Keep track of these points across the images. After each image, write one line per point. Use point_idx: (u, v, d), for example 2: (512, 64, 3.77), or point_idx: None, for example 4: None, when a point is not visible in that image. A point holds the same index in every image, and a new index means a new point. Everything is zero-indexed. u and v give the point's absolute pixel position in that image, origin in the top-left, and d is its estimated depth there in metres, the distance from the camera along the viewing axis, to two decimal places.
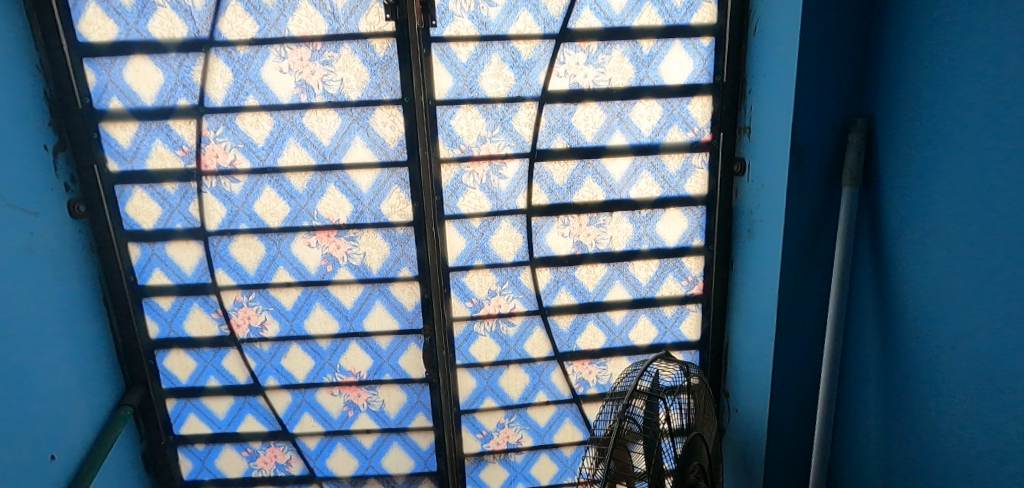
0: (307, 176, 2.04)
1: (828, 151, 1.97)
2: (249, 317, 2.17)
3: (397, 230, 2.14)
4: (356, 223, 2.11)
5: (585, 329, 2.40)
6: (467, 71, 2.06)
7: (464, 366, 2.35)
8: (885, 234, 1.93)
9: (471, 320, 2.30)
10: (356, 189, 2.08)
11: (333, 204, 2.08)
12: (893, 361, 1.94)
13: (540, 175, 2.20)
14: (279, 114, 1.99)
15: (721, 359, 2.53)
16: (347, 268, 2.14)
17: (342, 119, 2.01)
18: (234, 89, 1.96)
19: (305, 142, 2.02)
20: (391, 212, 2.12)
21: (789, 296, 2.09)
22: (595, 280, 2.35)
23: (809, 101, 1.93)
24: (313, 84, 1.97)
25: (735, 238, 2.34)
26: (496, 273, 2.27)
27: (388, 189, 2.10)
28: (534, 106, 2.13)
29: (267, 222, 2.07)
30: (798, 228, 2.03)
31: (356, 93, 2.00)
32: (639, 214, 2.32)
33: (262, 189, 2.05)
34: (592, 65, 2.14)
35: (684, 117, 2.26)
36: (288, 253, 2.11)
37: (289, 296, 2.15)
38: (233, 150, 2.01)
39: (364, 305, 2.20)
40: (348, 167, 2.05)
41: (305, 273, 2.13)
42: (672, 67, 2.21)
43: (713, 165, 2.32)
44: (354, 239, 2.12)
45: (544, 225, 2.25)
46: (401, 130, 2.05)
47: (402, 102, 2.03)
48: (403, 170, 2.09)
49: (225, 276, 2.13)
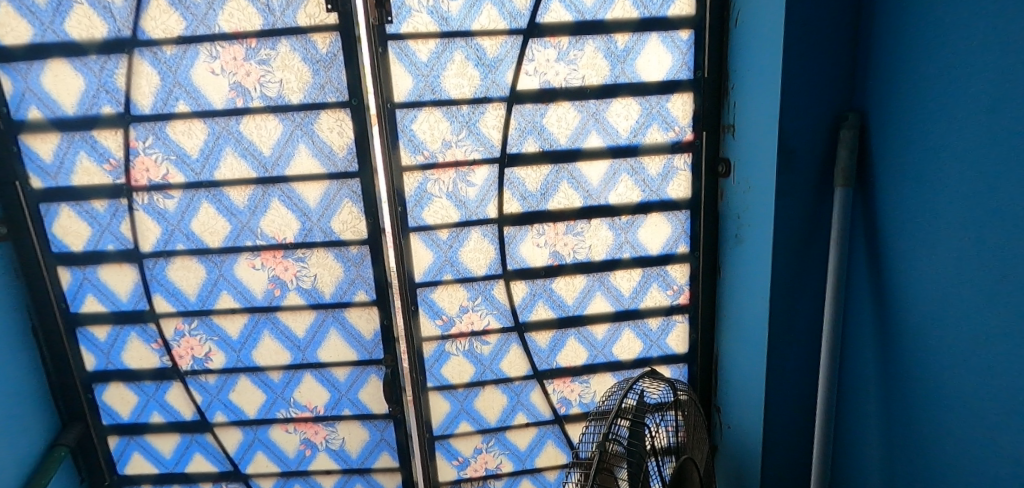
0: (247, 190, 1.85)
1: (817, 150, 1.82)
2: (192, 348, 1.96)
3: (351, 249, 1.94)
4: (304, 241, 1.91)
5: (565, 345, 2.23)
6: (428, 71, 1.87)
7: (436, 389, 2.15)
8: (882, 237, 1.77)
9: (442, 339, 2.11)
10: (304, 205, 1.89)
11: (278, 221, 1.89)
12: (893, 374, 1.79)
13: (512, 181, 2.01)
14: (214, 121, 1.79)
15: (711, 372, 2.37)
16: (297, 292, 1.95)
17: (284, 126, 1.82)
18: (163, 94, 1.76)
19: (244, 152, 1.82)
20: (342, 229, 1.92)
21: (781, 307, 1.94)
22: (574, 292, 2.18)
23: (797, 96, 1.78)
24: (250, 87, 1.78)
25: (722, 244, 2.18)
26: (468, 287, 2.08)
27: (338, 203, 1.91)
28: (502, 107, 1.95)
29: (207, 242, 1.87)
30: (789, 233, 1.88)
31: (298, 97, 1.81)
32: (619, 221, 2.15)
33: (199, 205, 1.84)
34: (563, 62, 1.97)
35: (664, 116, 2.10)
36: (230, 275, 1.91)
37: (235, 324, 1.95)
38: (165, 163, 1.81)
39: (318, 332, 2.00)
40: (293, 180, 1.86)
41: (251, 298, 1.93)
42: (649, 62, 2.04)
43: (696, 167, 2.15)
44: (303, 260, 1.93)
45: (517, 235, 2.07)
46: (351, 137, 1.86)
47: (350, 105, 1.83)
48: (354, 182, 1.90)
49: (163, 302, 1.91)
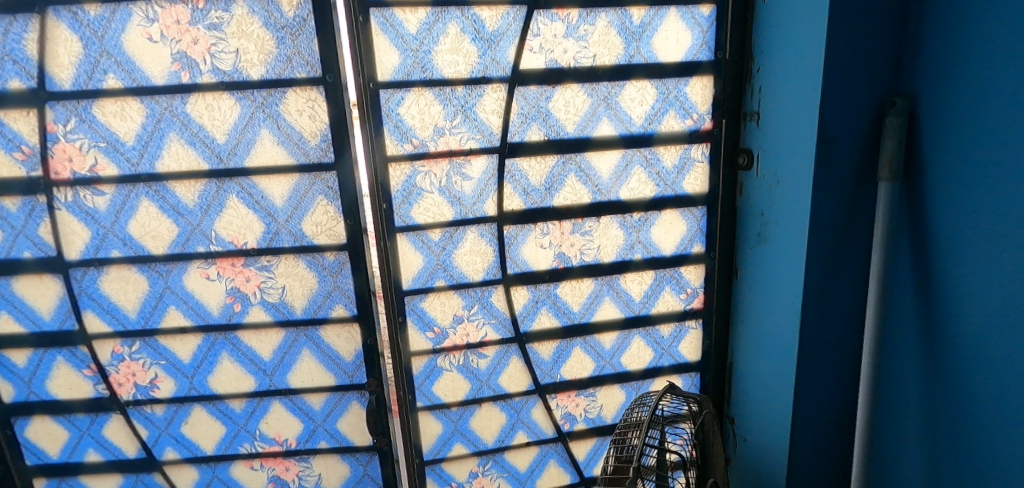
0: (197, 186, 1.53)
1: (855, 140, 1.49)
2: (133, 375, 1.64)
3: (327, 256, 1.65)
4: (270, 246, 1.61)
5: (570, 356, 1.94)
6: (418, 45, 1.57)
7: (427, 409, 1.87)
8: (932, 250, 1.44)
9: (433, 353, 1.83)
10: (268, 203, 1.58)
11: (237, 223, 1.58)
12: (944, 416, 1.47)
13: (512, 174, 1.72)
14: (154, 101, 1.46)
15: (725, 380, 2.01)
16: (261, 307, 1.65)
17: (242, 107, 1.51)
18: (87, 66, 1.42)
19: (192, 139, 1.50)
20: (315, 232, 1.63)
21: (811, 328, 1.62)
22: (581, 298, 1.89)
23: (838, 76, 1.45)
24: (199, 59, 1.46)
25: (740, 245, 1.87)
26: (463, 295, 1.80)
27: (310, 201, 1.61)
28: (502, 88, 1.65)
29: (149, 248, 1.55)
30: (824, 239, 1.56)
31: (258, 71, 1.49)
32: (630, 218, 1.83)
33: (136, 203, 1.52)
34: (572, 38, 1.65)
35: (681, 101, 1.75)
36: (179, 288, 1.59)
37: (186, 346, 1.64)
38: (92, 151, 1.47)
39: (288, 353, 1.70)
40: (253, 173, 1.55)
41: (205, 315, 1.62)
42: (667, 41, 1.70)
43: (713, 159, 1.82)
44: (268, 269, 1.63)
45: (518, 235, 1.78)
46: (325, 121, 1.56)
47: (324, 83, 1.53)
48: (329, 176, 1.60)
49: (96, 321, 1.59)
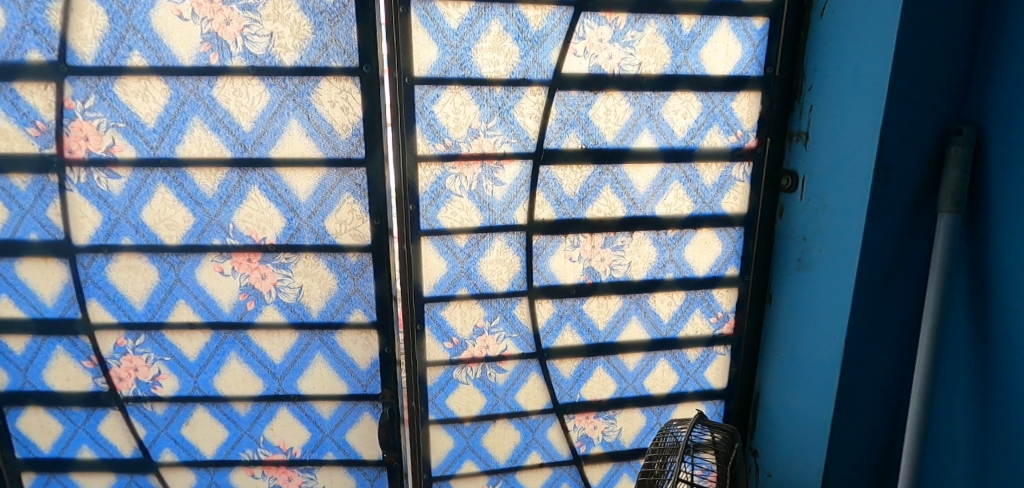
0: (217, 174, 1.45)
1: (915, 167, 1.40)
2: (135, 370, 1.56)
3: (349, 257, 1.57)
4: (290, 243, 1.53)
5: (591, 375, 1.85)
6: (458, 41, 1.50)
7: (439, 422, 1.78)
8: (993, 291, 1.34)
9: (450, 365, 1.74)
10: (292, 197, 1.50)
11: (256, 216, 1.50)
12: (999, 470, 1.36)
13: (546, 182, 1.64)
14: (179, 82, 1.39)
15: (749, 409, 1.91)
16: (276, 306, 1.57)
17: (272, 94, 1.43)
18: (112, 41, 1.35)
19: (216, 124, 1.43)
20: (338, 231, 1.55)
21: (853, 364, 1.53)
22: (607, 316, 1.80)
23: (901, 99, 1.36)
24: (230, 41, 1.38)
25: (777, 271, 1.77)
26: (485, 305, 1.72)
27: (335, 198, 1.53)
28: (542, 92, 1.57)
29: (162, 237, 1.47)
30: (873, 270, 1.47)
31: (292, 57, 1.42)
32: (665, 236, 1.75)
33: (153, 189, 1.44)
34: (618, 44, 1.57)
35: (726, 116, 1.67)
36: (190, 281, 1.51)
37: (193, 342, 1.56)
38: (110, 131, 1.40)
39: (300, 357, 1.62)
40: (278, 164, 1.47)
41: (216, 312, 1.54)
42: (716, 52, 1.61)
43: (755, 179, 1.73)
44: (286, 266, 1.55)
45: (547, 246, 1.70)
46: (358, 114, 1.48)
47: (359, 73, 1.46)
48: (357, 172, 1.52)
49: (101, 311, 1.50)
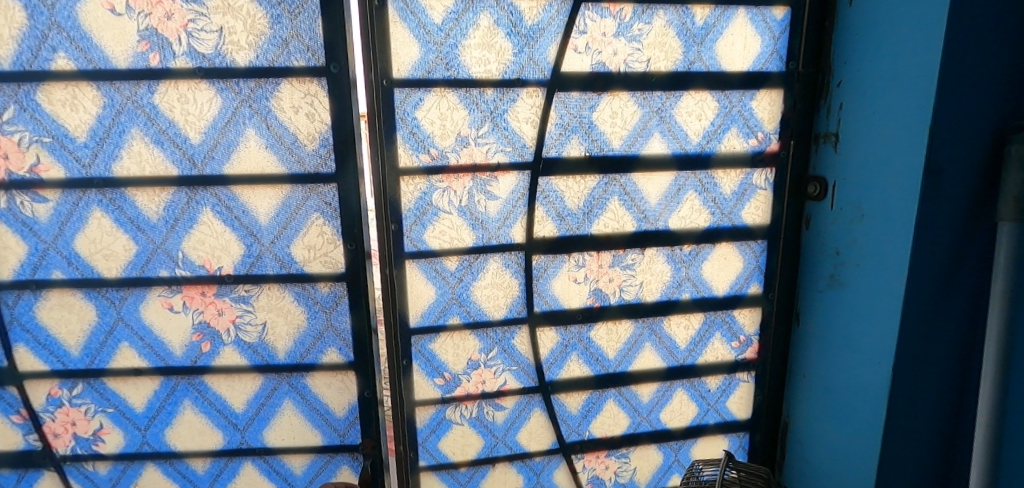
0: (162, 197, 1.30)
1: (971, 172, 1.22)
2: (72, 424, 1.41)
3: (319, 288, 1.40)
4: (251, 273, 1.37)
5: (601, 410, 1.65)
6: (443, 38, 1.32)
7: (430, 469, 1.58)
8: None
9: (442, 404, 1.54)
10: (251, 220, 1.34)
11: (210, 242, 1.34)
12: None
13: (546, 194, 1.45)
14: (114, 89, 1.23)
15: (776, 442, 1.73)
16: (235, 348, 1.40)
17: (224, 100, 1.27)
18: (32, 41, 1.19)
19: (160, 137, 1.27)
20: (306, 258, 1.38)
21: (902, 396, 1.34)
22: (618, 343, 1.60)
23: (952, 92, 1.19)
24: (172, 39, 1.22)
25: (806, 288, 1.58)
26: (480, 335, 1.52)
27: (302, 219, 1.36)
28: (539, 94, 1.39)
29: (100, 269, 1.32)
30: (924, 288, 1.28)
31: (246, 56, 1.25)
32: (679, 252, 1.56)
33: (87, 214, 1.29)
34: (624, 38, 1.39)
35: (746, 117, 1.49)
36: (134, 320, 1.36)
37: (140, 391, 1.41)
38: (34, 147, 1.24)
39: (266, 404, 1.46)
40: (233, 181, 1.30)
41: (165, 356, 1.39)
42: (733, 46, 1.43)
43: (779, 187, 1.55)
44: (246, 300, 1.38)
45: (549, 266, 1.51)
46: (326, 122, 1.31)
47: (327, 74, 1.28)
48: (327, 188, 1.35)
49: (30, 357, 1.35)
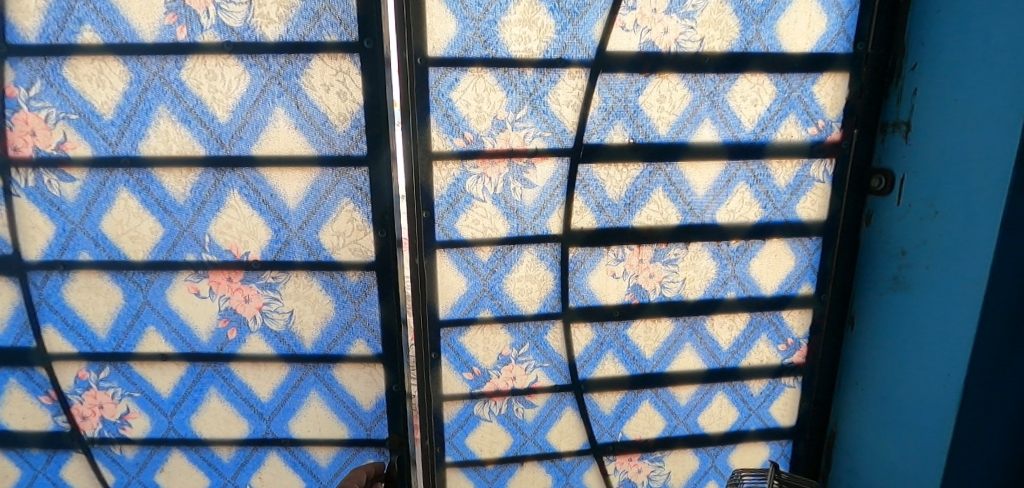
0: (188, 179, 1.28)
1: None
2: (100, 407, 1.42)
3: (348, 276, 1.36)
4: (278, 259, 1.34)
5: (636, 411, 1.57)
6: (482, 13, 1.24)
7: (457, 465, 1.54)
8: None
9: (471, 399, 1.49)
10: (279, 204, 1.31)
11: (237, 227, 1.31)
12: None
13: (586, 183, 1.37)
14: (140, 64, 1.21)
15: (822, 452, 1.63)
16: (262, 334, 1.39)
17: (253, 77, 1.23)
18: (59, 13, 1.18)
19: (187, 115, 1.24)
20: (335, 245, 1.34)
21: (971, 410, 1.23)
22: (656, 342, 1.52)
23: None
24: (200, 11, 1.19)
25: (863, 290, 1.47)
26: (511, 330, 1.45)
27: (331, 204, 1.32)
28: (582, 75, 1.30)
29: (126, 252, 1.31)
30: (1007, 295, 1.17)
31: (276, 30, 1.21)
32: (726, 247, 1.46)
33: (114, 195, 1.28)
34: (676, 15, 1.29)
35: (806, 103, 1.37)
36: (161, 304, 1.36)
37: (166, 377, 1.41)
38: (61, 124, 1.23)
39: (291, 395, 1.44)
40: (261, 163, 1.27)
41: (192, 342, 1.38)
42: (795, 25, 1.31)
43: (838, 180, 1.42)
44: (273, 287, 1.36)
45: (586, 260, 1.43)
46: (357, 101, 1.26)
47: (360, 49, 1.23)
48: (357, 172, 1.30)
49: (58, 338, 1.36)
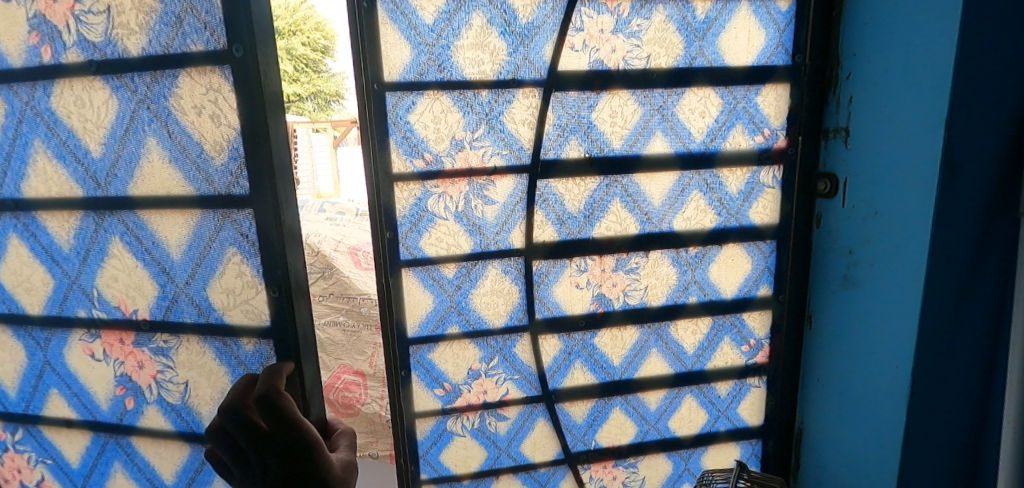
0: (72, 220, 1.29)
1: (996, 168, 1.15)
2: (19, 470, 1.50)
3: (242, 345, 1.34)
4: (168, 318, 1.34)
5: (607, 419, 1.60)
6: (434, 39, 1.28)
7: (433, 481, 1.55)
8: None
9: (443, 414, 1.51)
10: (162, 254, 1.30)
11: (125, 279, 1.32)
12: None
13: (545, 198, 1.41)
14: (13, 94, 1.23)
15: (791, 449, 1.67)
16: (158, 407, 1.41)
17: (121, 101, 1.22)
18: None
19: (62, 150, 1.25)
20: (225, 305, 1.32)
21: (922, 400, 1.28)
22: (623, 350, 1.56)
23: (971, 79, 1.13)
24: (61, 27, 1.19)
25: (819, 289, 1.52)
26: (479, 345, 1.47)
27: (217, 253, 1.29)
28: (535, 94, 1.35)
29: (25, 303, 1.35)
30: (945, 287, 1.22)
31: (137, 42, 1.19)
32: (685, 254, 1.51)
33: (6, 242, 1.31)
34: (623, 34, 1.34)
35: (752, 114, 1.43)
36: (60, 365, 1.39)
37: (74, 446, 1.46)
38: None
39: (195, 479, 1.47)
40: (140, 206, 1.27)
41: (94, 409, 1.42)
42: (736, 40, 1.38)
43: (787, 185, 1.48)
44: (165, 352, 1.37)
45: (550, 272, 1.46)
46: (230, 125, 1.21)
47: (230, 59, 1.18)
48: (240, 215, 1.26)
49: None
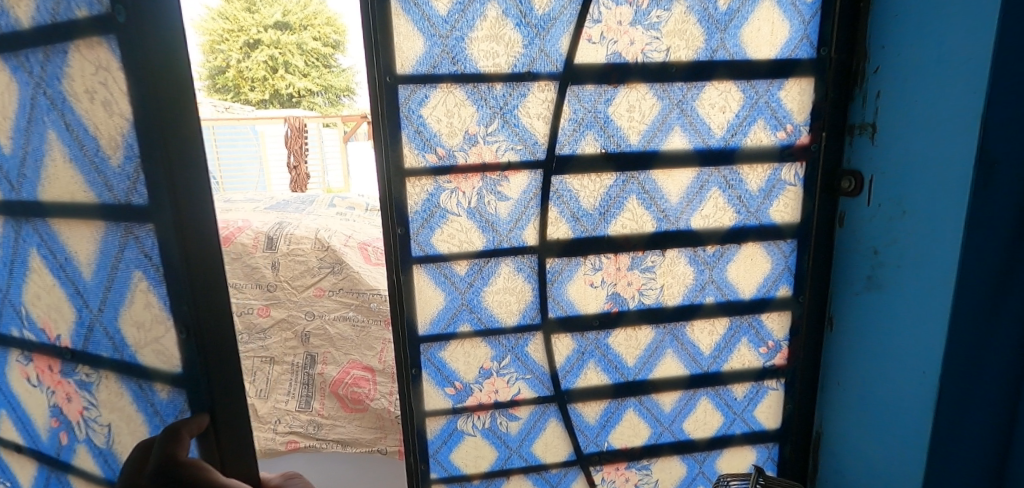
0: None
1: None
2: None
3: (158, 392, 0.98)
4: (88, 350, 1.00)
5: (620, 420, 1.57)
6: (449, 30, 1.25)
7: (443, 481, 1.54)
8: None
9: (453, 413, 1.48)
10: (76, 273, 0.96)
11: (45, 302, 0.99)
12: None
13: (560, 194, 1.38)
14: None
15: (808, 454, 1.63)
16: (88, 450, 1.06)
17: (20, 86, 0.88)
18: None
19: None
20: (137, 342, 0.96)
21: (949, 408, 1.24)
22: (637, 350, 1.52)
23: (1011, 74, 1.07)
24: None
25: (840, 290, 1.48)
26: (491, 344, 1.45)
27: (124, 278, 0.93)
28: (551, 87, 1.31)
29: None
30: (976, 291, 1.17)
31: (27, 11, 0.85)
32: (703, 252, 1.48)
33: None
34: (641, 26, 1.30)
35: (774, 109, 1.39)
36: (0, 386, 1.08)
37: (24, 470, 1.12)
38: None
39: None
40: (48, 213, 0.93)
41: (33, 436, 1.09)
42: (759, 32, 1.34)
43: (809, 182, 1.44)
44: (88, 387, 1.03)
45: (564, 270, 1.43)
46: (124, 113, 0.84)
47: (116, 26, 0.81)
48: (144, 230, 0.89)
49: None
